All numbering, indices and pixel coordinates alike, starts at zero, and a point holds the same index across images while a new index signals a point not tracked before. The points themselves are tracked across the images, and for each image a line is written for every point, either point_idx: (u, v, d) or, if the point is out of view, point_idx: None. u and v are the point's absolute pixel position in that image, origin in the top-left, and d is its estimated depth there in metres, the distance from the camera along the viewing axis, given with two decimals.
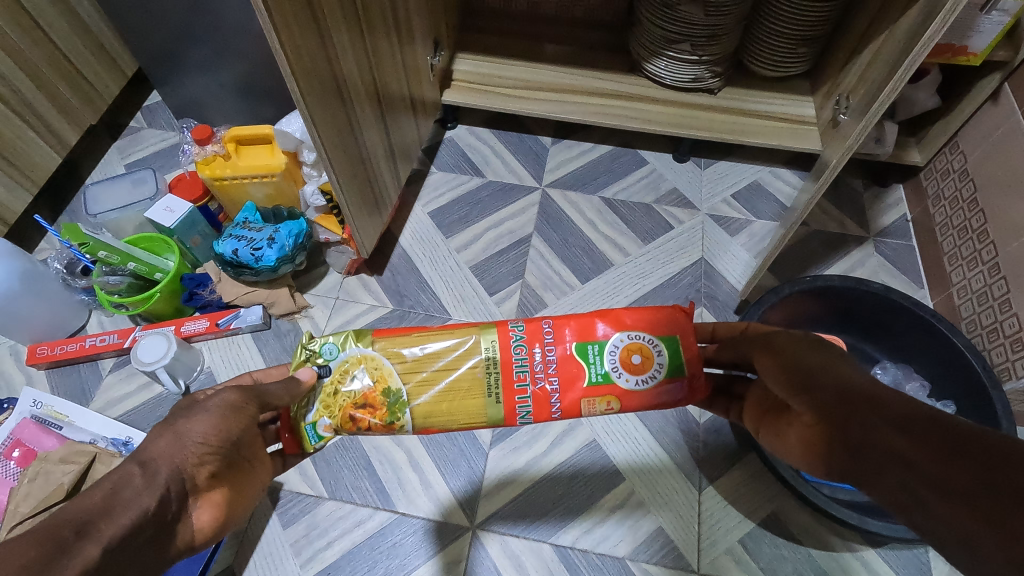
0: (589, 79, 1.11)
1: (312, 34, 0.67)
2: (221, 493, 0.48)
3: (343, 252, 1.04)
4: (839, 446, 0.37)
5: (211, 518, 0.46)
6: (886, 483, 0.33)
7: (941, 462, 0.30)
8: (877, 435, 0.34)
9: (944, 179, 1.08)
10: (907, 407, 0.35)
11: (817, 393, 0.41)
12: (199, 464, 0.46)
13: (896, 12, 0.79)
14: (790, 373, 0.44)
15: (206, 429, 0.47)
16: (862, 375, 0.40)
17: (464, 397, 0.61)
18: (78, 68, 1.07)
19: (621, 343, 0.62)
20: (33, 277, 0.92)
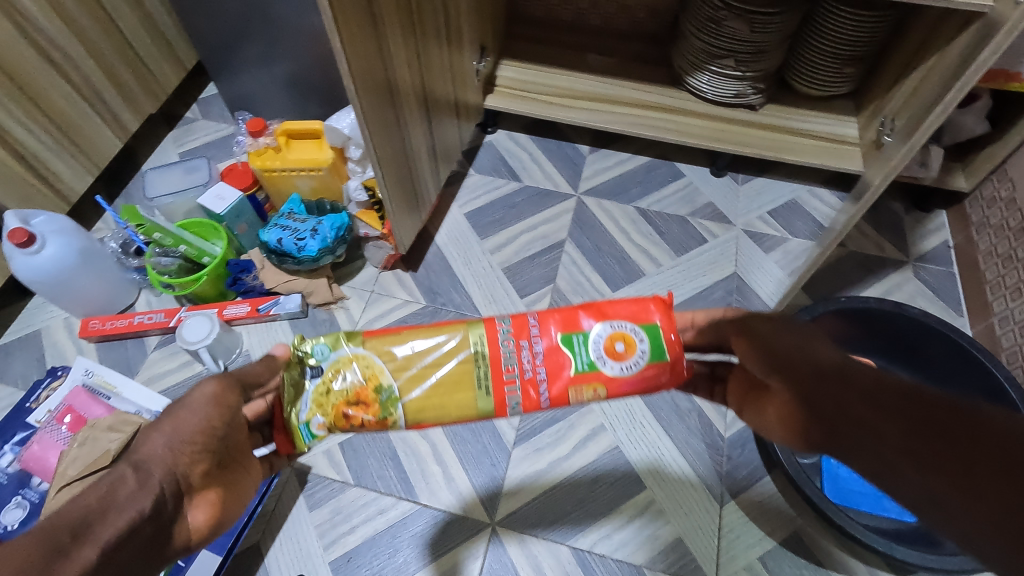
0: (631, 90, 1.13)
1: (370, 35, 0.70)
2: (212, 494, 0.48)
3: (381, 247, 1.07)
4: (815, 422, 0.38)
5: (206, 517, 0.47)
6: (858, 453, 0.34)
7: (913, 427, 0.31)
8: (848, 408, 0.35)
9: (990, 208, 1.06)
10: (875, 377, 0.36)
11: (792, 372, 0.41)
12: (191, 463, 0.46)
13: (948, 35, 0.79)
14: (767, 355, 0.45)
15: (193, 427, 0.47)
16: (834, 354, 0.41)
17: (452, 390, 0.56)
18: (143, 60, 1.13)
19: (607, 331, 0.58)
20: (91, 254, 0.98)
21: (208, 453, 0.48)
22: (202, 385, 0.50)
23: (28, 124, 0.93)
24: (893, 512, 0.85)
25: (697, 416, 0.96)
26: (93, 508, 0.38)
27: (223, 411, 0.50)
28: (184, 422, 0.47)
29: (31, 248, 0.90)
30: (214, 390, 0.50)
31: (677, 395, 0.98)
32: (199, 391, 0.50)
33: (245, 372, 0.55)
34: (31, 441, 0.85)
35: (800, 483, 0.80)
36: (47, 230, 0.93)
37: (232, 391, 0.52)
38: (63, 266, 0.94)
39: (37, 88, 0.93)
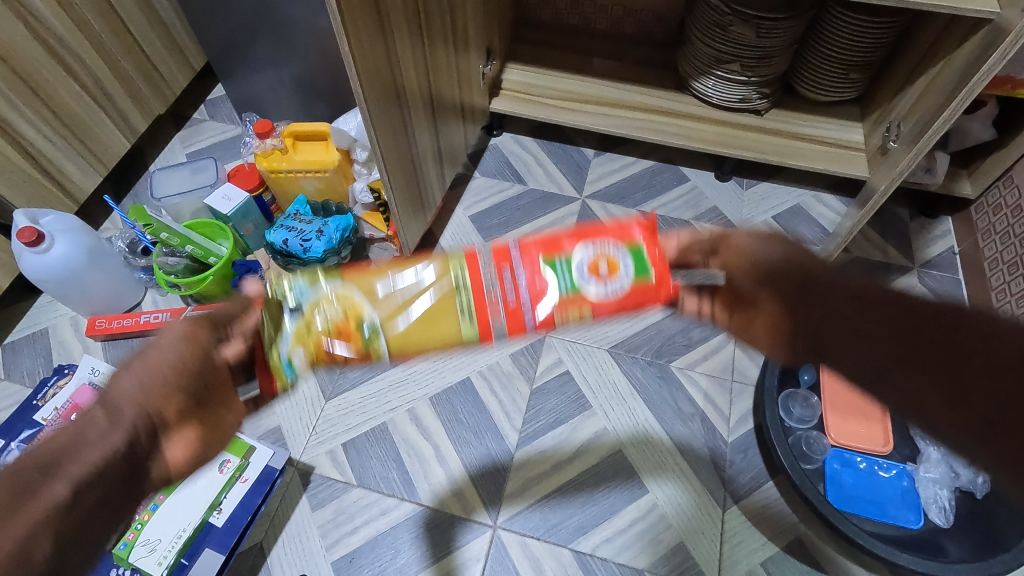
0: (637, 95, 1.13)
1: (377, 39, 0.71)
2: (195, 430, 0.42)
3: (385, 249, 1.08)
4: (806, 333, 0.42)
5: (186, 452, 0.42)
6: (848, 360, 0.40)
7: (905, 339, 0.38)
8: (844, 319, 0.40)
9: (995, 214, 1.06)
10: (866, 285, 0.41)
11: (781, 284, 0.43)
12: (164, 400, 0.40)
13: (954, 41, 0.79)
14: (754, 266, 0.45)
15: (164, 364, 0.41)
16: (816, 258, 0.43)
17: (433, 318, 0.51)
18: (152, 62, 1.14)
19: (597, 254, 0.52)
20: (98, 253, 0.98)
21: (185, 389, 0.42)
22: (172, 325, 0.43)
23: (38, 123, 0.94)
24: (897, 519, 0.85)
25: (699, 421, 0.96)
26: (60, 449, 0.37)
27: (196, 349, 0.43)
28: (152, 363, 0.41)
29: (40, 247, 0.90)
30: (186, 329, 0.43)
31: (681, 400, 0.98)
32: (170, 329, 0.43)
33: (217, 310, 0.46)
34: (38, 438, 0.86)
35: (804, 489, 0.79)
36: (56, 229, 0.94)
37: (203, 329, 0.44)
38: (71, 265, 0.95)
39: (46, 88, 0.94)
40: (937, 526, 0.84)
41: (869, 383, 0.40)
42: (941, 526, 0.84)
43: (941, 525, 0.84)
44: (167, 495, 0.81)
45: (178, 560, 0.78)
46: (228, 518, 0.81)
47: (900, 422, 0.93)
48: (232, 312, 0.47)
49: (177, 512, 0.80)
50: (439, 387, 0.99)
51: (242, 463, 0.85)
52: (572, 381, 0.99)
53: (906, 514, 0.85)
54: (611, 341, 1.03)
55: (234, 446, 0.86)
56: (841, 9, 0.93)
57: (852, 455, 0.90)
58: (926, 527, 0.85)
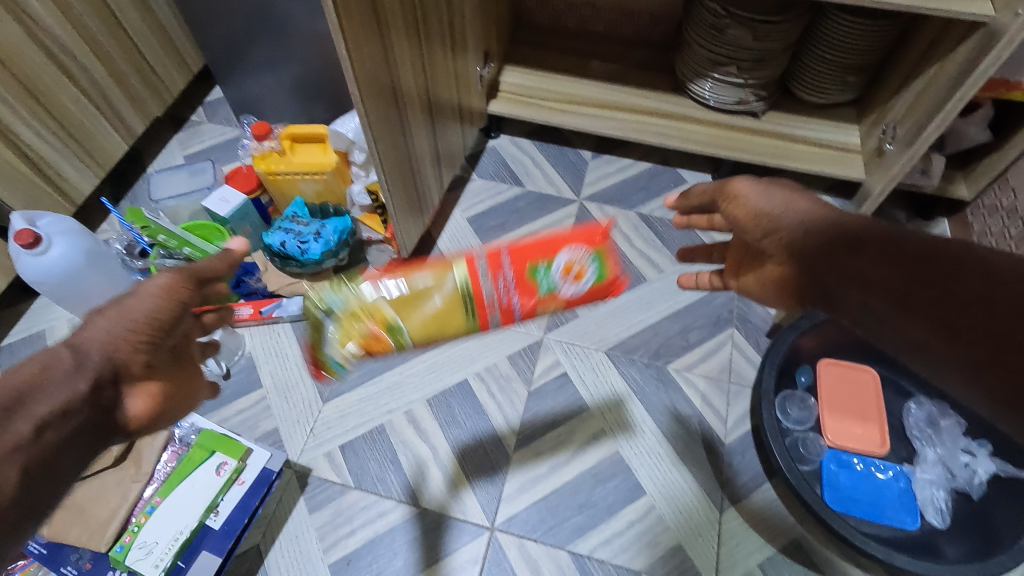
0: (634, 97, 1.13)
1: (375, 42, 0.71)
2: (158, 384, 0.47)
3: (383, 251, 1.09)
4: (813, 283, 0.43)
5: (148, 405, 0.46)
6: (850, 304, 0.40)
7: (911, 282, 0.37)
8: (845, 264, 0.40)
9: (991, 216, 1.06)
10: (868, 230, 0.41)
11: (782, 233, 0.45)
12: (134, 352, 0.45)
13: (949, 44, 0.79)
14: (756, 218, 0.47)
15: (139, 315, 0.45)
16: (814, 206, 0.45)
17: (448, 316, 0.58)
18: (151, 64, 1.14)
19: (568, 259, 0.60)
20: (96, 255, 0.98)
21: (156, 343, 0.46)
22: (155, 278, 0.47)
23: (36, 126, 0.94)
24: (894, 520, 0.85)
25: (697, 422, 0.96)
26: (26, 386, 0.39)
27: (173, 305, 0.47)
28: (130, 312, 0.45)
29: (37, 249, 0.90)
30: (166, 283, 0.47)
31: (678, 402, 0.98)
32: (152, 282, 0.47)
33: (199, 267, 0.51)
34: None
35: (801, 491, 0.80)
36: (54, 231, 0.94)
37: (184, 283, 0.48)
38: (69, 267, 0.94)
39: (44, 90, 0.94)
40: (934, 527, 0.85)
41: (869, 326, 0.39)
42: (938, 527, 0.84)
43: (937, 526, 0.84)
44: (163, 497, 0.82)
45: (176, 563, 0.78)
46: (225, 521, 0.81)
47: (897, 424, 0.93)
48: (216, 270, 0.52)
49: (174, 514, 0.80)
50: (436, 389, 0.99)
51: (239, 465, 0.84)
52: (570, 382, 1.00)
53: (903, 516, 0.85)
54: (609, 343, 1.03)
55: (230, 448, 0.85)
56: (838, 12, 0.93)
57: (849, 457, 0.90)
58: (923, 528, 0.85)
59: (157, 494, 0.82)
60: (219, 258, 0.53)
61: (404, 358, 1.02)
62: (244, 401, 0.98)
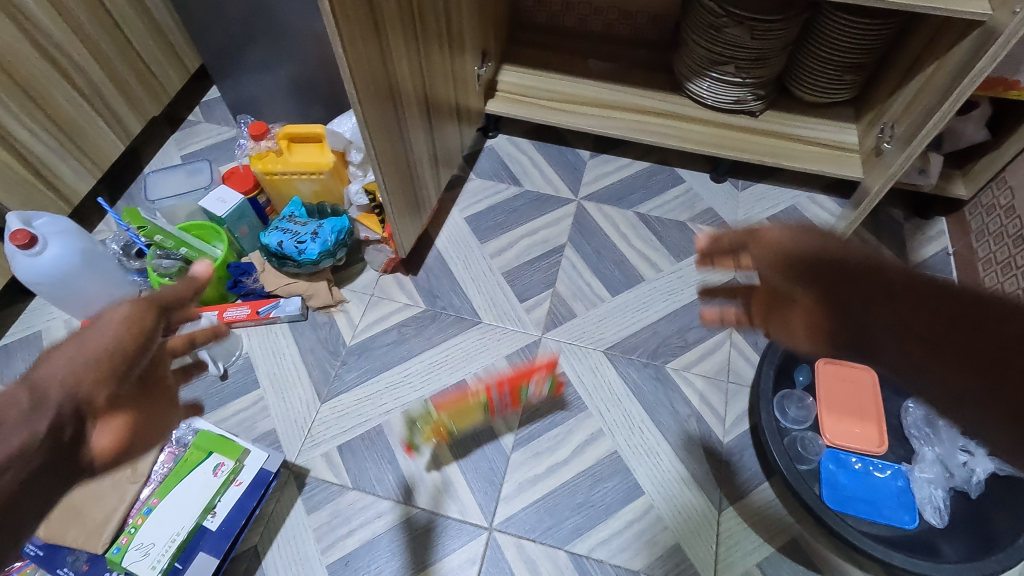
0: (632, 97, 1.13)
1: (372, 41, 0.71)
2: (126, 417, 0.46)
3: (381, 251, 1.09)
4: (847, 326, 0.43)
5: (114, 440, 0.45)
6: (886, 350, 0.42)
7: (939, 329, 0.40)
8: (875, 309, 0.42)
9: (989, 215, 1.06)
10: (905, 281, 0.42)
11: (821, 279, 0.44)
12: (96, 386, 0.43)
13: (947, 42, 0.79)
14: (790, 264, 0.45)
15: (100, 346, 0.43)
16: (856, 250, 0.44)
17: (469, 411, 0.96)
18: (147, 64, 1.14)
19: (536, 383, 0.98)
20: (92, 256, 0.98)
21: (120, 377, 0.44)
22: (114, 307, 0.45)
23: (32, 126, 0.94)
24: (891, 519, 0.85)
25: (695, 422, 0.96)
26: None
27: (136, 335, 0.45)
28: (88, 345, 0.43)
29: (33, 250, 0.90)
30: (127, 313, 0.46)
31: (677, 401, 0.98)
32: (113, 311, 0.45)
33: (162, 293, 0.49)
34: None
35: (799, 490, 0.79)
36: (49, 232, 0.93)
37: (146, 313, 0.47)
38: (65, 268, 0.94)
39: (40, 90, 0.94)
40: (932, 526, 0.85)
41: (904, 370, 0.41)
42: (936, 526, 0.84)
43: (935, 525, 0.84)
44: (160, 498, 0.82)
45: (173, 564, 0.77)
46: (222, 522, 0.81)
47: (896, 423, 0.93)
48: (178, 297, 0.50)
49: (171, 515, 0.80)
50: (435, 388, 0.99)
51: (236, 465, 0.84)
52: (568, 382, 0.99)
53: (901, 515, 0.86)
54: (607, 342, 1.03)
55: (228, 449, 0.85)
56: (835, 11, 0.93)
57: (847, 456, 0.90)
58: (921, 527, 0.85)
59: (154, 495, 0.82)
60: (182, 283, 0.50)
61: (402, 358, 1.02)
62: (242, 402, 0.97)
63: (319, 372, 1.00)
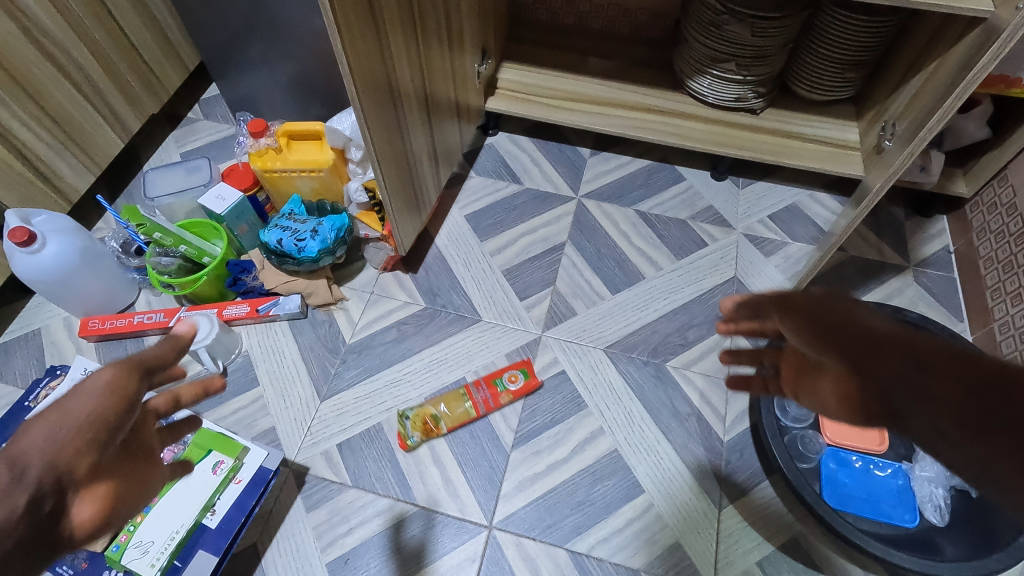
0: (632, 94, 1.13)
1: (372, 38, 0.71)
2: (109, 486, 0.42)
3: (381, 249, 1.08)
4: (873, 394, 0.40)
5: (96, 513, 0.41)
6: (919, 424, 0.36)
7: (964, 396, 0.35)
8: (901, 374, 0.38)
9: (990, 213, 1.06)
10: (937, 352, 0.38)
11: (845, 344, 0.42)
12: (76, 457, 0.40)
13: (950, 39, 0.79)
14: (813, 330, 0.44)
15: (80, 415, 0.40)
16: (884, 322, 0.42)
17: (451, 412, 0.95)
18: (147, 61, 1.14)
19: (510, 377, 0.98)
20: (92, 254, 0.98)
21: (103, 444, 0.41)
22: (96, 373, 0.43)
23: (31, 123, 0.94)
24: (891, 518, 0.85)
25: (695, 420, 0.96)
26: None
27: (120, 400, 0.43)
28: (69, 414, 0.40)
29: (31, 248, 0.90)
30: (110, 377, 0.43)
31: (677, 400, 0.98)
32: (93, 378, 0.42)
33: (145, 355, 0.46)
34: None
35: (799, 488, 0.79)
36: (49, 230, 0.93)
37: (130, 376, 0.44)
38: (64, 266, 0.94)
39: (38, 87, 0.93)
40: (932, 524, 0.84)
41: (942, 450, 0.36)
42: (936, 525, 0.84)
43: (936, 523, 0.84)
44: (159, 496, 0.81)
45: (172, 562, 0.78)
46: (222, 519, 0.81)
47: None
48: (163, 357, 0.47)
49: (170, 513, 0.80)
50: (435, 387, 0.99)
51: (235, 463, 0.84)
52: (568, 380, 0.99)
53: (901, 513, 0.85)
54: (607, 341, 1.03)
55: (227, 447, 0.85)
56: (837, 8, 0.92)
57: (847, 454, 0.90)
58: (922, 526, 0.85)
59: None
60: (166, 344, 0.48)
61: (402, 357, 1.02)
62: (242, 399, 0.97)
63: (318, 370, 1.00)
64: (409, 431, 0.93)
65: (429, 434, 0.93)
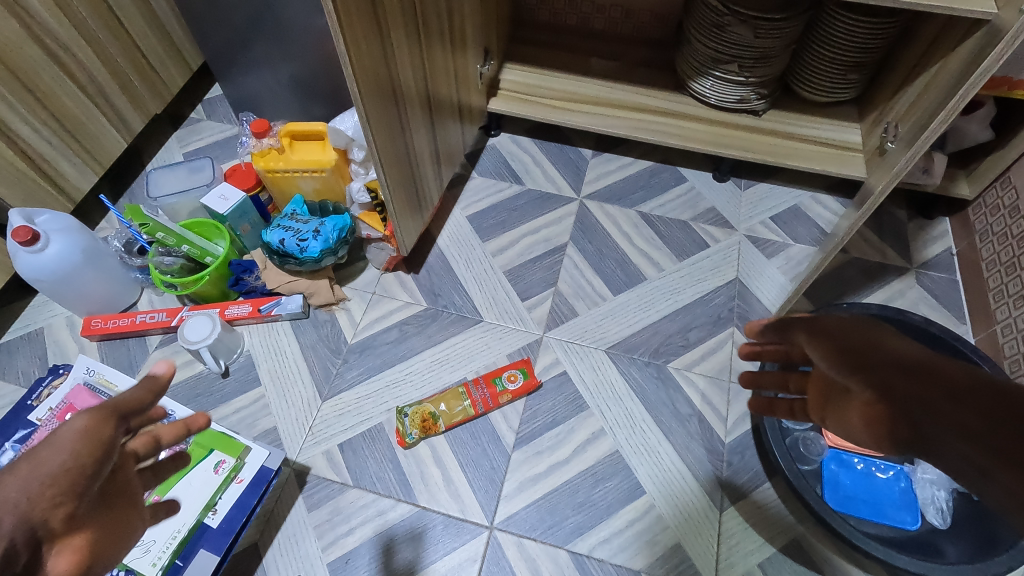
0: (635, 95, 1.13)
1: (374, 38, 0.71)
2: (86, 536, 0.39)
3: (383, 249, 1.08)
4: (903, 430, 0.37)
5: (73, 567, 0.38)
6: (951, 458, 0.34)
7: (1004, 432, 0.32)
8: (935, 408, 0.35)
9: (993, 215, 1.06)
10: (971, 382, 0.35)
11: (871, 371, 0.39)
12: (52, 508, 0.37)
13: (953, 41, 0.79)
14: (838, 354, 0.42)
15: (55, 466, 0.38)
16: (914, 347, 0.39)
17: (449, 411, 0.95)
18: (150, 61, 1.14)
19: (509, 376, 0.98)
20: (94, 253, 0.98)
21: (78, 493, 0.38)
22: (71, 419, 0.40)
23: (35, 123, 0.94)
24: (892, 520, 0.85)
25: (696, 421, 0.96)
26: None
27: (95, 447, 0.40)
28: (41, 466, 0.37)
29: (34, 247, 0.90)
30: (85, 424, 0.40)
31: (678, 401, 0.98)
32: (66, 426, 0.39)
33: (120, 399, 0.43)
34: (32, 438, 0.85)
35: (801, 490, 0.79)
36: (52, 229, 0.93)
37: (106, 421, 0.41)
38: (67, 265, 0.94)
39: (42, 87, 0.94)
40: (934, 527, 0.84)
41: (978, 483, 0.33)
42: (938, 527, 0.84)
43: (938, 526, 0.84)
44: (161, 495, 0.81)
45: (173, 562, 0.77)
46: (224, 519, 0.81)
47: None
48: (138, 401, 0.43)
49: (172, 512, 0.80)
50: (436, 387, 0.99)
51: (237, 463, 0.84)
52: (570, 381, 0.99)
53: (903, 516, 0.85)
54: (608, 342, 1.03)
55: (230, 446, 0.85)
56: (839, 9, 0.93)
57: (849, 456, 0.90)
58: (923, 529, 0.85)
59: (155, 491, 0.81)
60: (143, 386, 0.44)
61: (404, 357, 1.02)
62: (243, 399, 0.97)
63: (320, 370, 1.00)
64: (407, 429, 0.94)
65: (428, 432, 0.94)
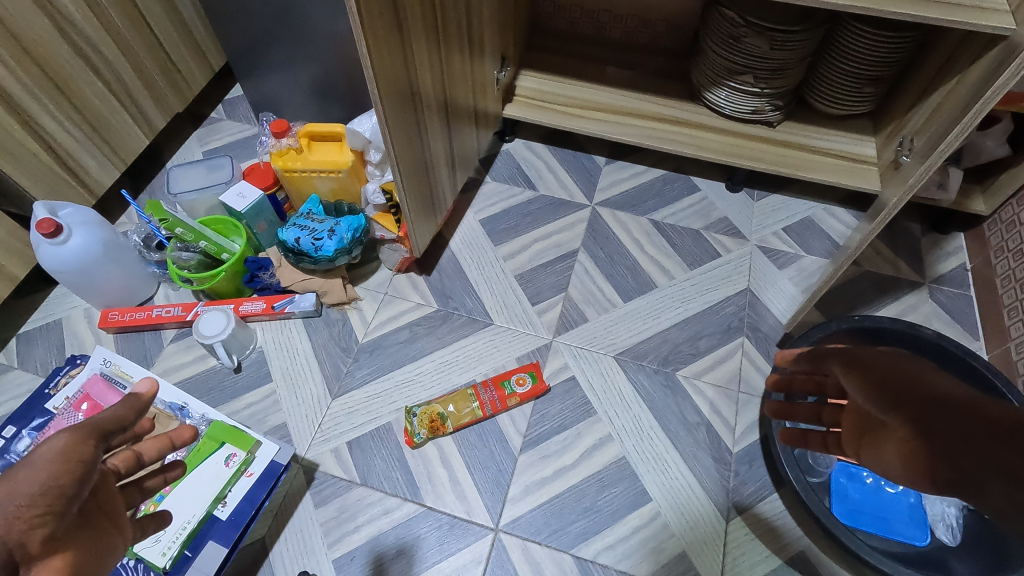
0: (650, 104, 1.13)
1: (395, 42, 0.72)
2: (68, 556, 0.40)
3: (396, 250, 1.09)
4: (940, 468, 0.36)
5: None
6: (995, 500, 0.33)
7: None
8: (978, 447, 0.34)
9: (1009, 231, 1.05)
10: (1017, 423, 0.34)
11: (909, 405, 0.38)
12: (29, 530, 0.38)
13: (969, 57, 0.79)
14: (876, 387, 0.40)
15: (32, 487, 0.38)
16: (953, 384, 0.39)
17: (458, 410, 0.95)
18: (173, 61, 1.17)
19: (517, 378, 0.98)
20: (114, 246, 1.00)
21: (58, 514, 0.39)
22: (49, 439, 0.40)
23: (60, 118, 0.96)
24: (902, 535, 0.85)
25: (705, 430, 0.96)
26: None
27: (74, 469, 0.40)
28: (18, 487, 0.38)
29: (57, 238, 0.92)
30: (65, 444, 0.41)
31: (686, 409, 0.98)
32: (45, 446, 0.40)
33: (102, 418, 0.44)
34: (49, 426, 0.87)
35: (809, 503, 0.78)
36: (74, 221, 0.95)
37: (86, 441, 0.41)
38: (88, 257, 0.96)
39: (70, 83, 0.96)
40: (944, 544, 0.83)
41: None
42: (948, 544, 0.83)
43: (948, 543, 0.83)
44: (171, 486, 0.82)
45: (182, 552, 0.78)
46: (233, 511, 0.82)
47: None
48: (121, 419, 0.45)
49: (182, 505, 0.81)
50: (445, 388, 0.99)
51: (247, 457, 0.85)
52: (578, 387, 0.99)
53: (912, 531, 0.85)
54: (618, 348, 1.03)
55: (240, 440, 0.86)
56: (856, 23, 0.93)
57: (859, 470, 0.89)
58: (933, 545, 0.84)
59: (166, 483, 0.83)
60: (124, 405, 0.45)
61: (413, 358, 1.02)
62: (254, 394, 0.98)
63: (330, 368, 1.01)
64: (415, 428, 0.94)
65: (435, 432, 0.94)
